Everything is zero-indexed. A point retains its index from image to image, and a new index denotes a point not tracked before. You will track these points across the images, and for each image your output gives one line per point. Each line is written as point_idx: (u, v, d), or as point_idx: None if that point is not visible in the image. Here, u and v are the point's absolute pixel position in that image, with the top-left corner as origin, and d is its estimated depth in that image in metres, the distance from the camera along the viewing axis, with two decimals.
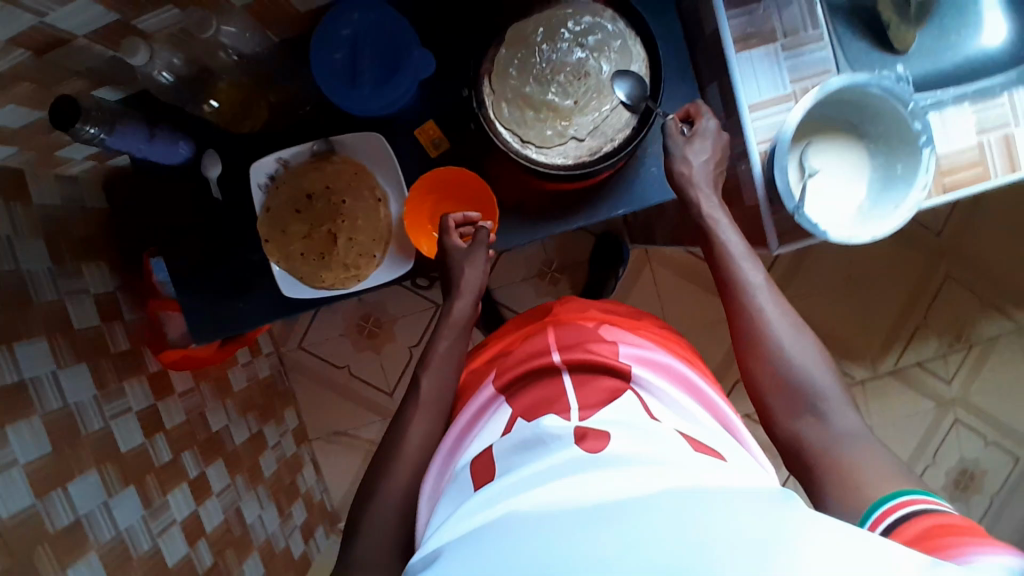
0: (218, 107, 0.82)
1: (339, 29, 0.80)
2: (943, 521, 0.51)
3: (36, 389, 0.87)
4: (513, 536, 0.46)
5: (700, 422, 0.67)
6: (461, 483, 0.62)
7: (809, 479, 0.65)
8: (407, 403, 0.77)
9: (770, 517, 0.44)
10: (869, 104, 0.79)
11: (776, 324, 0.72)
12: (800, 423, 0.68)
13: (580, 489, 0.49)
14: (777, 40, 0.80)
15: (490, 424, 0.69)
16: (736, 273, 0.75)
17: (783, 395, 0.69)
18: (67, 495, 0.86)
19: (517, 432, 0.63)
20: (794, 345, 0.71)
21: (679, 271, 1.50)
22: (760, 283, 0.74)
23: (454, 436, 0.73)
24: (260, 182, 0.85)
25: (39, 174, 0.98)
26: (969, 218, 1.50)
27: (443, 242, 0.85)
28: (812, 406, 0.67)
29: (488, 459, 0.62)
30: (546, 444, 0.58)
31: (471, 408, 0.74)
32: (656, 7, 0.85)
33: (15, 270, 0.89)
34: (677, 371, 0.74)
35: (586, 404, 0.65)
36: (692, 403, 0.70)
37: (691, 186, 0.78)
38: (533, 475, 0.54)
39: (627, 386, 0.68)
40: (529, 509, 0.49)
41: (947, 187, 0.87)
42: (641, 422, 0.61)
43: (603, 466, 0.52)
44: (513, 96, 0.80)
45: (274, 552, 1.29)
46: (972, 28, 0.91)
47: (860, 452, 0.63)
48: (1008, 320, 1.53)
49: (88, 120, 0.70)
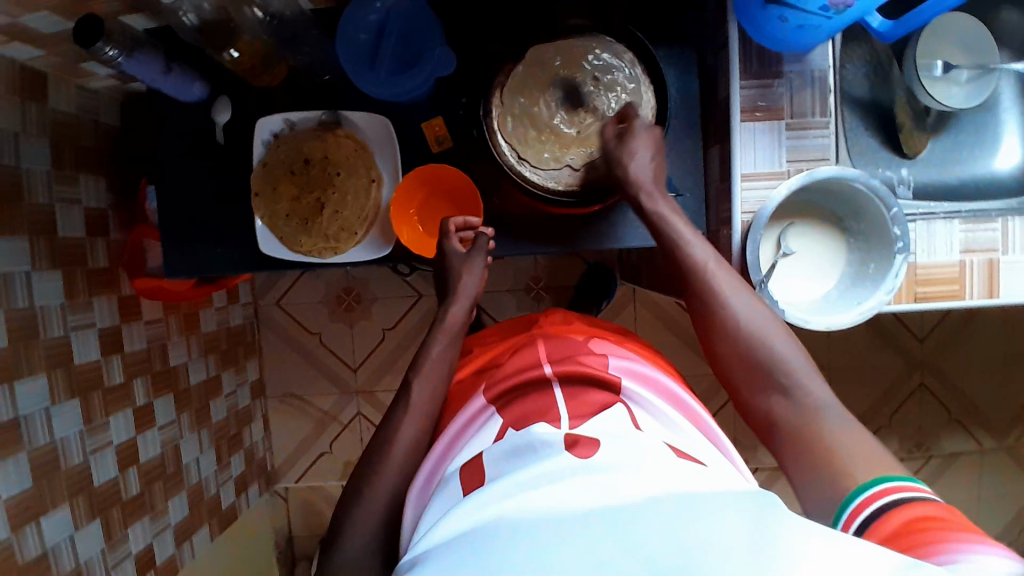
0: (238, 58, 0.82)
1: (368, 14, 0.81)
2: (922, 512, 0.51)
3: (6, 285, 0.88)
4: (510, 539, 0.47)
5: (683, 430, 0.68)
6: (451, 485, 0.63)
7: (783, 453, 0.67)
8: (396, 411, 0.78)
9: (759, 527, 0.46)
10: (854, 201, 0.81)
11: (733, 305, 0.73)
12: (768, 399, 0.70)
13: (568, 496, 0.51)
14: (783, 118, 0.81)
15: (481, 433, 0.69)
16: (687, 258, 0.76)
17: (749, 369, 0.71)
18: (11, 392, 0.88)
19: (508, 440, 0.63)
20: (754, 319, 0.73)
21: (660, 317, 1.51)
22: (713, 262, 0.75)
23: (443, 444, 0.72)
24: (264, 138, 0.87)
25: (60, 81, 1.00)
26: (956, 332, 1.50)
27: (440, 246, 0.88)
28: (776, 379, 0.69)
29: (476, 464, 0.63)
30: (534, 452, 0.60)
31: (462, 416, 0.73)
32: (679, 59, 0.87)
33: (14, 166, 0.91)
34: (668, 388, 0.75)
35: (575, 413, 0.65)
36: (682, 418, 0.71)
37: (638, 183, 0.79)
38: (521, 478, 0.55)
39: (617, 399, 0.69)
40: (518, 514, 0.50)
41: (918, 296, 0.87)
42: (626, 429, 0.61)
43: (589, 472, 0.54)
44: (520, 113, 0.83)
45: (203, 497, 1.31)
46: (987, 149, 0.93)
47: (828, 417, 0.65)
48: (971, 440, 1.53)
49: (109, 42, 0.72)
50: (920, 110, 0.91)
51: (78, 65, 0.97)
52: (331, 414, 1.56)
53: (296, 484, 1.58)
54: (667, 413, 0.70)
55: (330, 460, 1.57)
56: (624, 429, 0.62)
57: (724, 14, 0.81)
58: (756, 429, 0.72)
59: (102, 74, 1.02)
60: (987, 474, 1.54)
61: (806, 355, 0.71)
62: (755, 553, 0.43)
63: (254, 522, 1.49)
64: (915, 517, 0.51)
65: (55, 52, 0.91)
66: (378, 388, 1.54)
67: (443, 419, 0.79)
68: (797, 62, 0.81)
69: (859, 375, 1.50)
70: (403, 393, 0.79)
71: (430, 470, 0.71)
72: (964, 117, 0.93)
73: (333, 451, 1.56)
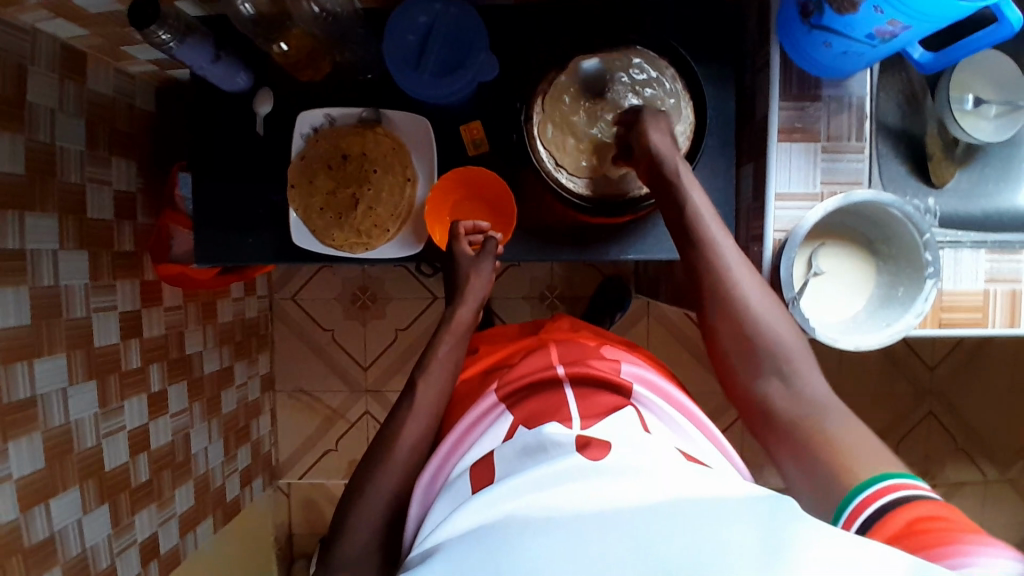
0: (286, 51, 0.84)
1: (417, 16, 0.82)
2: (922, 511, 0.53)
3: (34, 261, 0.89)
4: (519, 538, 0.48)
5: (694, 439, 0.69)
6: (461, 481, 0.63)
7: (783, 440, 0.67)
8: (400, 403, 0.78)
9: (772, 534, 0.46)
10: (888, 226, 0.83)
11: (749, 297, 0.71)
12: (764, 382, 0.70)
13: (580, 498, 0.51)
14: (819, 141, 0.83)
15: (488, 433, 0.69)
16: (707, 242, 0.73)
17: (751, 363, 0.70)
18: (30, 370, 0.88)
19: (519, 438, 0.64)
20: (762, 310, 0.71)
21: (673, 332, 1.51)
22: (730, 254, 0.73)
23: (450, 442, 0.72)
24: (303, 131, 0.88)
25: (99, 62, 1.01)
26: (966, 364, 1.51)
27: (450, 246, 0.89)
28: (780, 372, 0.69)
29: (486, 461, 0.63)
30: (546, 452, 0.60)
31: (471, 415, 0.72)
32: (717, 77, 0.89)
33: (49, 144, 0.92)
34: (679, 400, 0.75)
35: (587, 413, 0.66)
36: (693, 427, 0.71)
37: (665, 160, 0.75)
38: (532, 477, 0.55)
39: (627, 401, 0.69)
40: (531, 516, 0.50)
41: (943, 323, 0.88)
42: (635, 432, 0.62)
43: (601, 474, 0.53)
44: (560, 121, 0.85)
45: (208, 487, 1.30)
46: (1012, 183, 0.94)
47: (830, 419, 0.66)
48: (976, 472, 1.54)
49: (162, 26, 0.73)
50: (950, 141, 0.92)
51: (120, 47, 0.98)
52: (338, 413, 1.55)
53: (299, 480, 1.58)
54: (677, 419, 0.70)
55: (335, 458, 1.56)
56: (633, 431, 0.63)
57: (767, 36, 0.82)
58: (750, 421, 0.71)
59: (142, 58, 1.03)
60: (990, 507, 1.55)
61: (807, 348, 0.71)
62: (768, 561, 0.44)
63: (255, 515, 1.49)
64: (916, 517, 0.53)
65: (99, 34, 0.92)
66: (387, 388, 1.54)
67: (448, 421, 0.80)
68: (835, 86, 0.83)
69: (868, 403, 1.51)
70: (408, 392, 0.79)
71: (436, 467, 0.71)
72: (990, 151, 0.94)
73: (338, 449, 1.56)
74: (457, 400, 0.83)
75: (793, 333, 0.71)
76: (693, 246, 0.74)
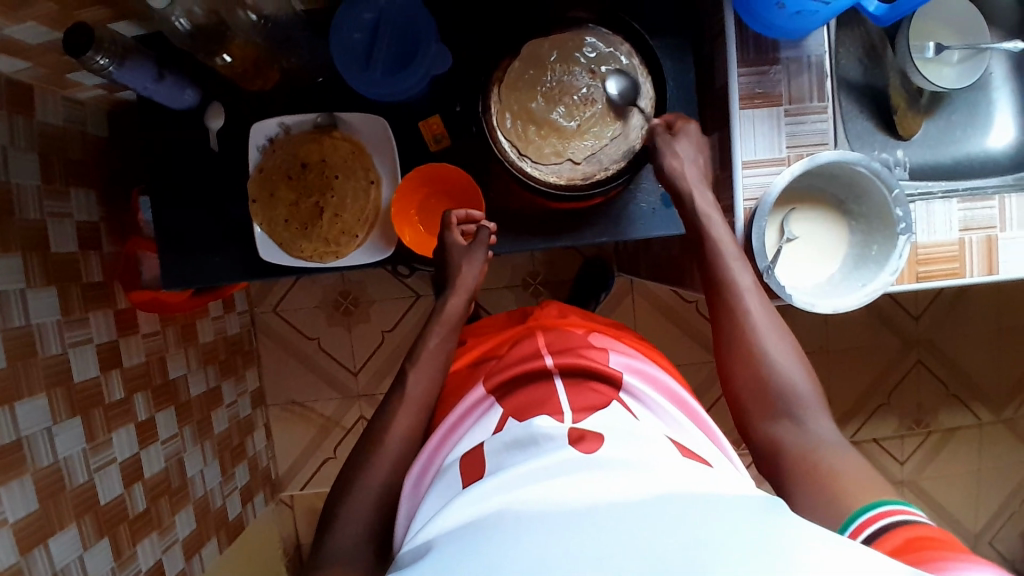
0: (230, 62, 0.82)
1: (362, 13, 0.81)
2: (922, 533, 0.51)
3: (2, 304, 0.87)
4: (511, 531, 0.48)
5: (687, 430, 0.68)
6: (450, 476, 0.63)
7: (785, 476, 0.67)
8: (391, 413, 0.77)
9: (761, 526, 0.46)
10: (857, 184, 0.82)
11: (764, 333, 0.73)
12: (776, 427, 0.70)
13: (575, 490, 0.51)
14: (782, 104, 0.82)
15: (478, 426, 0.69)
16: (726, 272, 0.77)
17: (762, 399, 0.71)
18: (12, 413, 0.86)
19: (509, 430, 0.63)
20: (773, 344, 0.73)
21: (659, 308, 1.51)
22: (749, 283, 0.76)
23: (441, 433, 0.72)
24: (259, 143, 0.86)
25: (45, 92, 0.98)
26: (950, 310, 1.52)
27: (442, 237, 0.88)
28: (789, 410, 0.70)
29: (478, 453, 0.63)
30: (537, 445, 0.59)
31: (461, 406, 0.73)
32: (674, 50, 0.87)
33: (4, 182, 0.89)
34: (673, 389, 0.75)
35: (579, 406, 0.65)
36: (684, 417, 0.71)
37: (681, 178, 0.80)
38: (522, 472, 0.56)
39: (616, 393, 0.69)
40: (522, 508, 0.50)
41: (920, 276, 0.88)
42: (628, 426, 0.62)
43: (590, 469, 0.54)
44: (519, 109, 0.83)
45: (209, 509, 1.29)
46: (979, 128, 0.94)
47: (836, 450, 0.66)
48: (969, 414, 1.55)
49: (100, 51, 0.71)
50: (914, 93, 0.91)
51: (65, 76, 0.95)
52: (333, 420, 1.55)
53: (301, 491, 1.57)
54: (669, 411, 0.70)
55: (335, 465, 1.56)
56: (625, 421, 0.63)
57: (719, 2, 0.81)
58: (762, 461, 0.71)
59: (89, 84, 1.00)
60: (985, 448, 1.57)
61: (818, 389, 0.72)
62: (768, 550, 0.44)
63: (261, 530, 1.49)
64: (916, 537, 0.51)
65: (40, 64, 0.89)
66: (379, 390, 1.53)
67: (436, 417, 0.79)
68: (792, 48, 0.82)
69: (856, 357, 1.52)
70: (394, 396, 0.79)
71: (424, 464, 0.71)
72: (954, 99, 0.93)
73: (337, 456, 1.55)
74: (445, 394, 0.82)
75: (804, 374, 0.72)
76: (709, 273, 0.78)
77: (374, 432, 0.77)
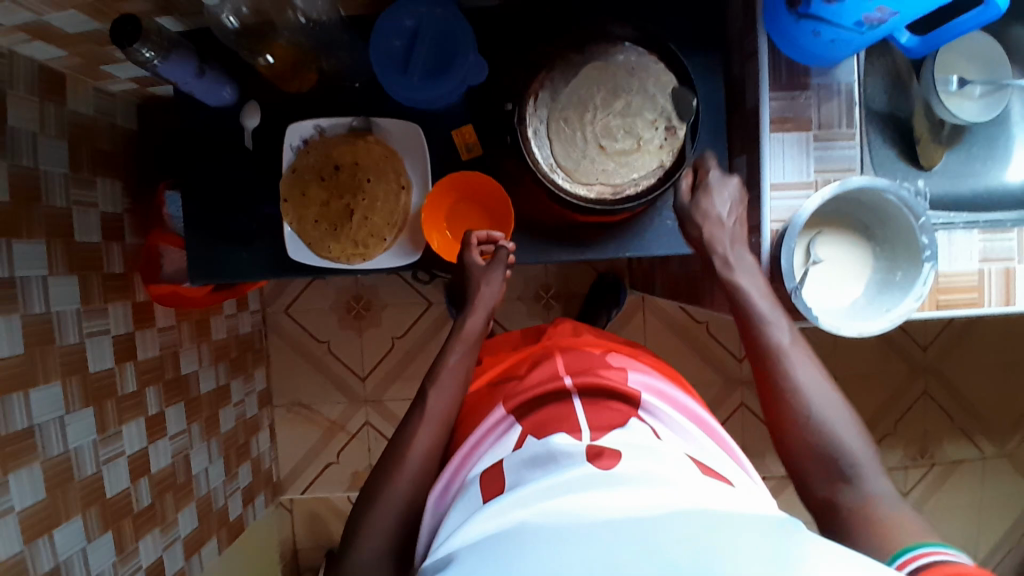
0: (272, 63, 0.84)
1: (403, 20, 0.83)
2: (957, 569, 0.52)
3: (24, 289, 0.87)
4: (530, 545, 0.49)
5: (705, 447, 0.69)
6: (472, 489, 0.63)
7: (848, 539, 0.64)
8: (412, 415, 0.78)
9: (780, 541, 0.47)
10: (882, 211, 0.84)
11: (813, 396, 0.72)
12: (836, 489, 0.67)
13: (593, 504, 0.52)
14: (811, 129, 0.84)
15: (498, 443, 0.69)
16: (767, 337, 0.76)
17: (817, 463, 0.69)
18: (27, 400, 0.86)
19: (527, 448, 0.64)
20: (831, 414, 0.71)
21: (669, 325, 1.52)
22: (791, 349, 0.75)
23: (462, 453, 0.72)
24: (294, 143, 0.88)
25: (79, 82, 0.99)
26: (957, 342, 1.53)
27: (460, 257, 0.89)
28: (846, 472, 0.67)
29: (498, 470, 0.63)
30: (556, 461, 0.60)
31: (483, 425, 0.72)
32: (705, 72, 0.90)
33: (33, 168, 0.90)
34: (693, 411, 0.75)
35: (596, 424, 0.65)
36: (702, 434, 0.72)
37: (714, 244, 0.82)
38: (541, 486, 0.56)
39: (636, 411, 0.69)
40: (542, 522, 0.51)
41: (940, 304, 0.89)
42: (651, 444, 0.62)
43: (610, 483, 0.54)
44: (554, 120, 0.85)
45: (211, 508, 1.28)
46: (998, 162, 0.95)
47: (898, 507, 0.64)
48: (974, 447, 1.56)
49: (146, 43, 0.72)
50: (937, 123, 0.92)
51: (100, 66, 0.96)
52: (338, 424, 1.54)
53: (302, 495, 1.56)
54: (687, 428, 0.70)
55: (337, 470, 1.55)
56: (646, 438, 0.63)
57: (753, 25, 0.83)
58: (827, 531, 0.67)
59: (122, 76, 1.02)
60: (989, 480, 1.57)
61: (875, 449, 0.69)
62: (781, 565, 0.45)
63: (260, 533, 1.47)
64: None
65: (79, 53, 0.90)
66: (386, 396, 1.53)
67: (458, 432, 0.79)
68: (823, 74, 0.83)
69: (862, 384, 1.53)
70: (417, 398, 0.79)
71: (448, 477, 0.71)
72: (976, 132, 0.95)
73: (340, 461, 1.55)
74: (466, 411, 0.82)
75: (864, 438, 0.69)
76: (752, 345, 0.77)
77: (393, 433, 0.78)
